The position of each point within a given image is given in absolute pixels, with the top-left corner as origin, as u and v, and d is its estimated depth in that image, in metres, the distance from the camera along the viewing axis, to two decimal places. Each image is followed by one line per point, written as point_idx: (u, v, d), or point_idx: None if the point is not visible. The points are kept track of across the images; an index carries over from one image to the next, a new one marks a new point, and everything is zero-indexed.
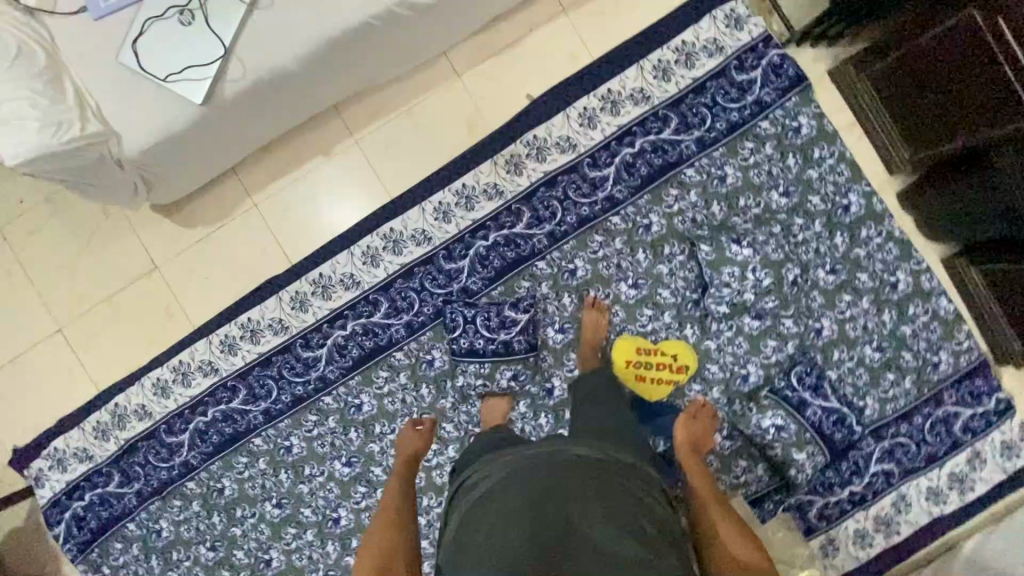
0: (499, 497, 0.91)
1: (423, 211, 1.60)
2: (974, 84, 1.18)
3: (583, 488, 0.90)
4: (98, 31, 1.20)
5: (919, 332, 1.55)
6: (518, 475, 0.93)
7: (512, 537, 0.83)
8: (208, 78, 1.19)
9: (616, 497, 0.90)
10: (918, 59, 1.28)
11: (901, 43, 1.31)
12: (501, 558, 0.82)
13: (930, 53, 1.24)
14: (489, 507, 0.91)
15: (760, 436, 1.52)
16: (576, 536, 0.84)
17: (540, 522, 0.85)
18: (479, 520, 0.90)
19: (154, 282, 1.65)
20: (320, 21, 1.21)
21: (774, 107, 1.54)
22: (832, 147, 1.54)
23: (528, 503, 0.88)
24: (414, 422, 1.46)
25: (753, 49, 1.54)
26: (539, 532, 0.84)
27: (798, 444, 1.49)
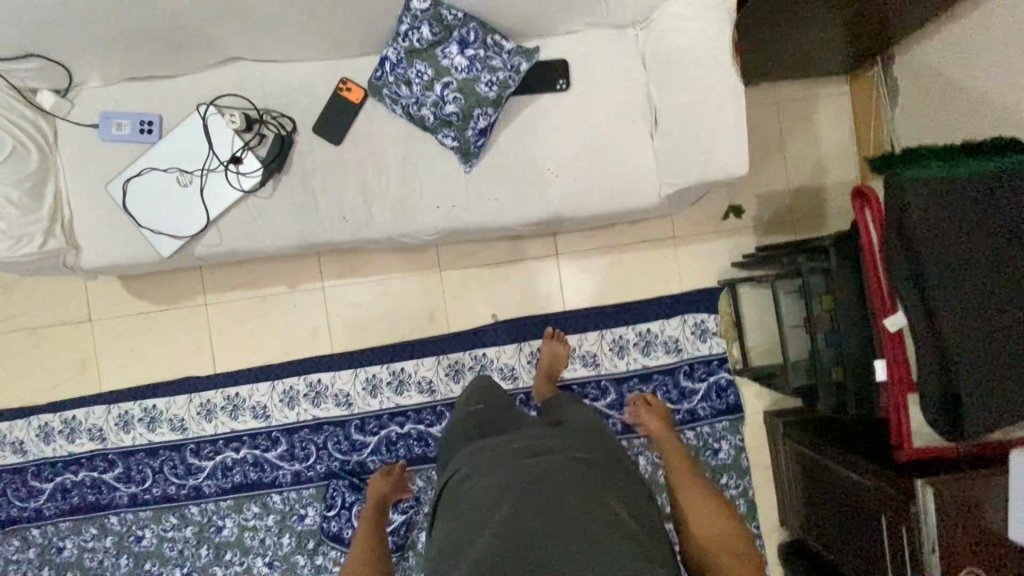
0: (482, 488, 0.91)
1: (355, 377, 1.63)
2: (865, 547, 1.21)
3: (547, 477, 0.89)
4: (99, 153, 1.23)
5: None
6: (499, 469, 0.92)
7: (483, 539, 0.83)
8: (183, 241, 1.22)
9: (585, 484, 0.89)
10: (831, 480, 1.32)
11: (822, 454, 1.34)
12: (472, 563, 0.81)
13: (842, 488, 1.28)
14: (472, 502, 0.90)
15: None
16: (550, 522, 0.83)
17: (517, 516, 0.84)
18: (456, 522, 0.91)
19: (83, 332, 1.66)
20: (306, 227, 1.25)
21: (703, 422, 1.61)
22: (738, 480, 1.61)
23: (506, 496, 0.87)
24: (387, 471, 1.41)
25: (707, 362, 1.62)
26: (516, 526, 0.83)
27: None
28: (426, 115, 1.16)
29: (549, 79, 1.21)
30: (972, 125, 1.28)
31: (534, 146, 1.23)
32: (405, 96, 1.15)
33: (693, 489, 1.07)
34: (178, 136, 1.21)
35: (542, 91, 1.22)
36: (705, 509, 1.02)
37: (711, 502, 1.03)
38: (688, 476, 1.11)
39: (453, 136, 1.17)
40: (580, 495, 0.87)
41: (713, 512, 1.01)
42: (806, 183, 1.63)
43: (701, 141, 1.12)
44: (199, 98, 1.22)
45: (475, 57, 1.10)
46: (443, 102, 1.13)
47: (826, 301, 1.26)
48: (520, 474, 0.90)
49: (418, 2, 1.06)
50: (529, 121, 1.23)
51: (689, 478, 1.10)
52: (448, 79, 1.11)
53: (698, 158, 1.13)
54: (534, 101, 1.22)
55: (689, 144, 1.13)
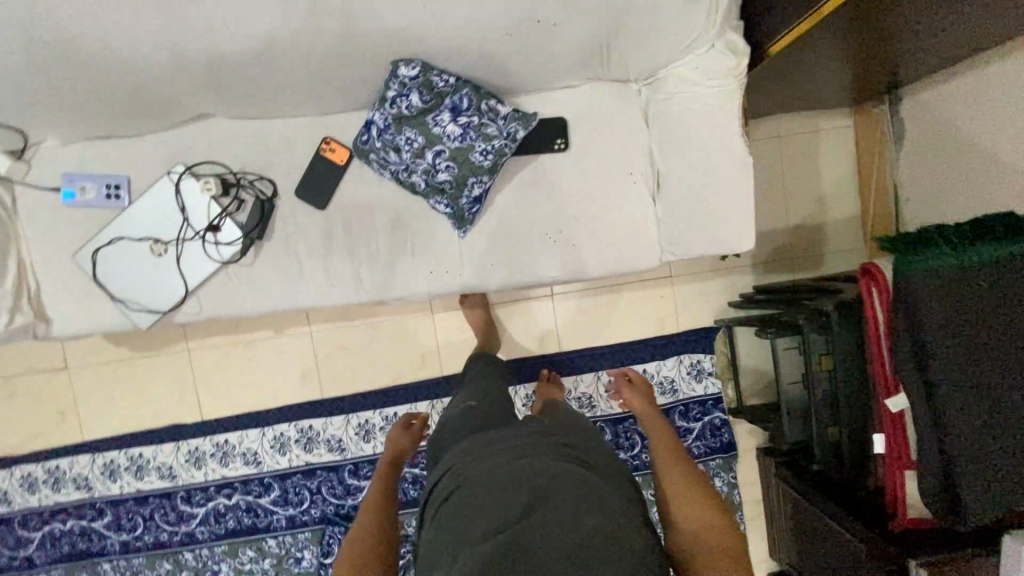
0: (468, 495, 0.76)
1: (346, 423, 1.60)
2: None
3: (548, 474, 0.75)
4: (64, 220, 1.14)
5: None
6: (486, 467, 0.78)
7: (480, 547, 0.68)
8: (161, 313, 1.16)
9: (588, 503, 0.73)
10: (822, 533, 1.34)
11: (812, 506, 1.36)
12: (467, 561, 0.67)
13: (832, 543, 1.30)
14: (456, 510, 0.75)
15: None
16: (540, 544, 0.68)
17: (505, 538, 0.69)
18: (448, 518, 0.75)
19: (61, 380, 1.60)
20: (290, 294, 1.18)
21: (698, 461, 1.62)
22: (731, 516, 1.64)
23: (494, 498, 0.73)
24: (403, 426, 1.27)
25: (702, 402, 1.61)
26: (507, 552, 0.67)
27: None
28: (417, 182, 1.09)
29: (547, 139, 1.14)
30: (976, 180, 1.25)
31: (531, 209, 1.17)
32: (393, 162, 1.08)
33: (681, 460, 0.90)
34: (149, 202, 1.12)
35: (539, 151, 1.15)
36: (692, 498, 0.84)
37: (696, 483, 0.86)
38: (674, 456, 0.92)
39: (446, 203, 1.11)
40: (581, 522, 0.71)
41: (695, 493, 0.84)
42: (806, 219, 1.59)
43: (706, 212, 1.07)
44: (169, 159, 1.13)
45: (469, 124, 1.03)
46: (435, 169, 1.06)
47: (822, 361, 1.25)
48: (510, 476, 0.76)
49: (405, 69, 0.97)
50: (524, 183, 1.16)
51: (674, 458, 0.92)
52: (440, 147, 1.04)
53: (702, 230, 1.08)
54: (531, 162, 1.16)
55: (693, 215, 1.09)
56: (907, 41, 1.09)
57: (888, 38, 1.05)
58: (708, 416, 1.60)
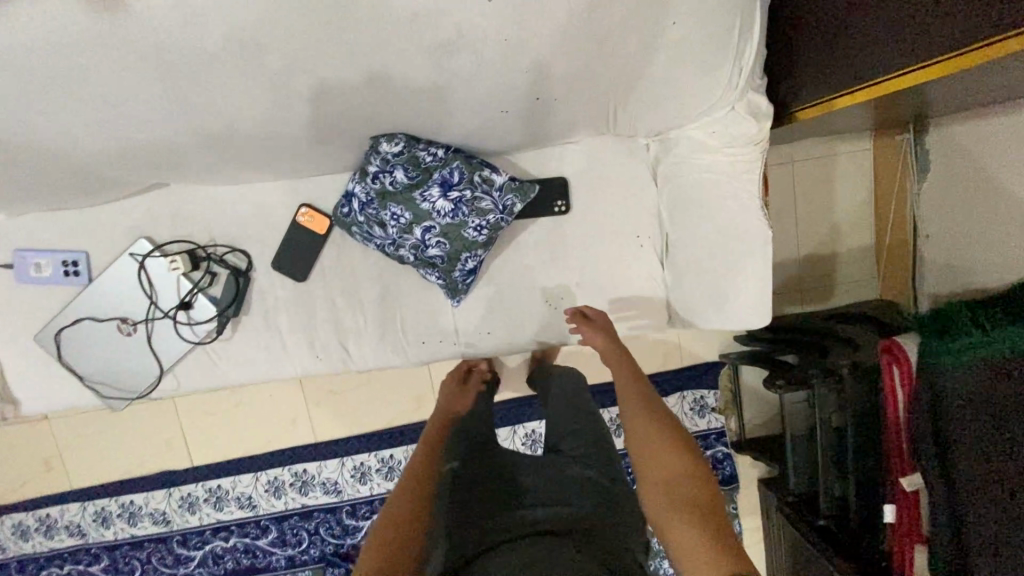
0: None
1: (342, 466, 1.56)
2: None
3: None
4: (21, 298, 1.04)
5: None
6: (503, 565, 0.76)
7: None
8: (136, 392, 1.08)
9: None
10: None
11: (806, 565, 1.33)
12: None
13: None
14: None
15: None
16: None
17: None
18: None
19: (43, 430, 1.54)
20: (273, 368, 1.10)
21: None
22: None
23: None
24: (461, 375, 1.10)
25: (704, 436, 1.58)
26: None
27: None
28: (405, 256, 1.00)
29: (547, 201, 1.04)
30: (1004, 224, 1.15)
31: (530, 275, 1.08)
32: (378, 236, 0.98)
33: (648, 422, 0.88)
34: (112, 279, 1.02)
35: (538, 213, 1.05)
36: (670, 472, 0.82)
37: (670, 451, 0.84)
38: (645, 420, 0.89)
39: (438, 277, 1.02)
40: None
41: (672, 458, 0.83)
42: (817, 250, 1.51)
43: (720, 286, 0.98)
44: (129, 231, 1.02)
45: (460, 199, 0.93)
46: (424, 245, 0.97)
47: (832, 422, 1.19)
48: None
49: (388, 145, 0.88)
50: (522, 246, 1.07)
51: (643, 420, 0.89)
52: (429, 224, 0.94)
53: (717, 305, 1.00)
54: (530, 225, 1.06)
55: (705, 287, 1.00)
56: (944, 89, 0.98)
57: (926, 89, 0.94)
58: (711, 451, 1.57)
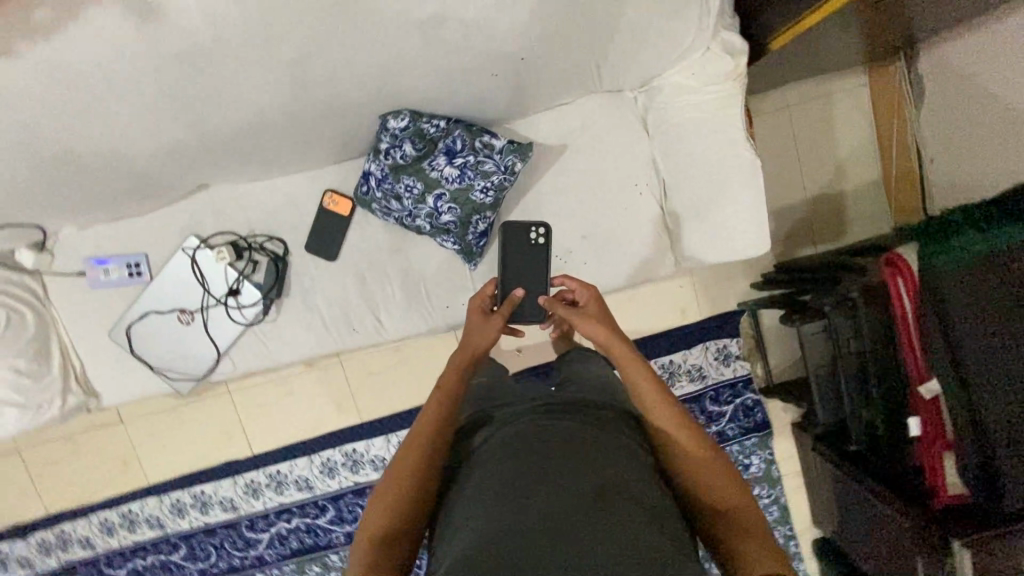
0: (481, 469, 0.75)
1: (388, 442, 1.66)
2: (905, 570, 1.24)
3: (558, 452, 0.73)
4: (94, 301, 1.18)
5: None
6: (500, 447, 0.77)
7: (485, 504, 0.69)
8: (200, 376, 1.20)
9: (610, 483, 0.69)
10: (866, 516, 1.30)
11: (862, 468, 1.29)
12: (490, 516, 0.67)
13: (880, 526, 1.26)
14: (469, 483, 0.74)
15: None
16: (561, 517, 0.64)
17: (513, 498, 0.68)
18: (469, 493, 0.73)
19: (119, 433, 1.70)
20: (313, 342, 1.20)
21: (733, 442, 1.63)
22: (773, 490, 1.67)
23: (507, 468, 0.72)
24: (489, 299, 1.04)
25: (733, 385, 1.60)
26: (512, 510, 0.66)
27: None
28: (422, 225, 1.09)
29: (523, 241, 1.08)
30: (996, 126, 1.18)
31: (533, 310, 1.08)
32: (396, 209, 1.08)
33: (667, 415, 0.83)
34: (170, 275, 1.16)
35: (525, 253, 1.09)
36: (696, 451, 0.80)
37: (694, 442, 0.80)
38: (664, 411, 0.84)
39: (454, 241, 1.10)
40: (596, 502, 0.66)
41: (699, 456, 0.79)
42: (823, 191, 1.54)
43: (720, 215, 1.05)
44: (181, 232, 1.16)
45: (465, 164, 1.02)
46: (437, 212, 1.06)
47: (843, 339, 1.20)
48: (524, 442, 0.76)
49: (394, 121, 0.98)
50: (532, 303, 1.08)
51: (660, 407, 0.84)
52: (439, 190, 1.04)
53: (718, 236, 1.05)
54: (532, 266, 1.08)
55: (706, 219, 1.06)
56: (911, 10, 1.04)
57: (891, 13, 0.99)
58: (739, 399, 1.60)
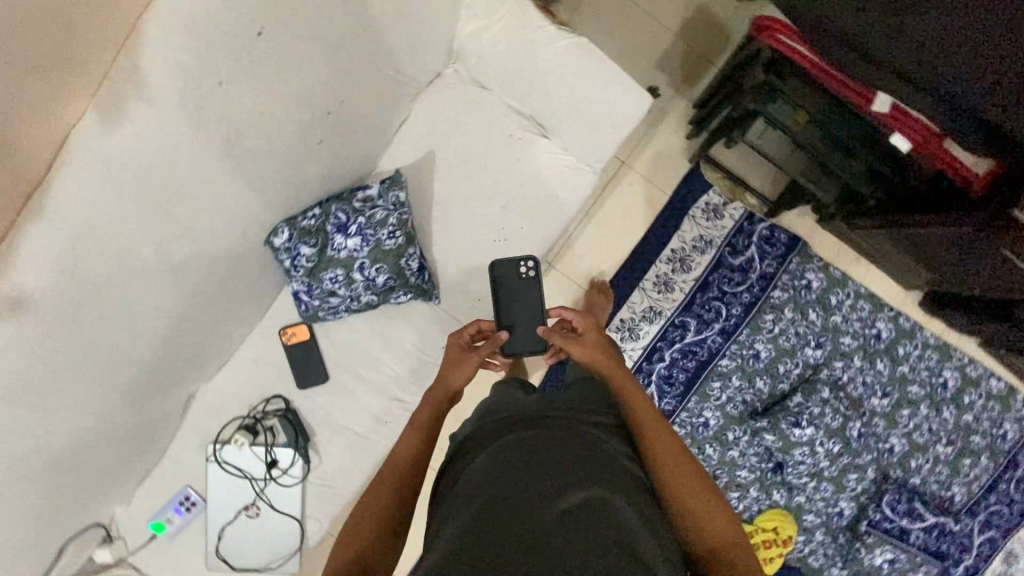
0: (488, 468, 0.87)
1: None
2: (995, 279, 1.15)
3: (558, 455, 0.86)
4: (174, 553, 1.22)
5: (981, 414, 1.67)
6: (502, 452, 0.88)
7: (490, 498, 0.80)
8: (295, 552, 1.22)
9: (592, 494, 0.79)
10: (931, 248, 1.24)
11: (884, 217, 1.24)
12: (496, 509, 0.78)
13: (944, 250, 1.19)
14: (480, 476, 0.86)
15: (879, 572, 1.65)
16: (551, 530, 0.73)
17: (510, 507, 0.77)
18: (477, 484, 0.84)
19: None
20: (365, 456, 1.22)
21: (780, 275, 1.60)
22: (846, 289, 1.62)
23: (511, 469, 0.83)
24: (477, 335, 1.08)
25: (740, 229, 1.58)
26: (510, 502, 0.78)
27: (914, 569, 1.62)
28: (369, 299, 1.10)
29: (513, 277, 1.13)
30: None
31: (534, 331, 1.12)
32: (339, 302, 1.10)
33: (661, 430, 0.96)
34: (215, 487, 1.19)
35: (515, 287, 1.13)
36: (689, 484, 0.89)
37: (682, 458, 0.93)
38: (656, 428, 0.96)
39: (405, 293, 1.11)
40: (573, 518, 0.76)
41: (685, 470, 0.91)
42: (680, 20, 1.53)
43: (594, 100, 1.06)
44: (198, 447, 1.19)
45: (362, 226, 1.04)
46: (373, 280, 1.08)
47: (798, 116, 1.18)
48: (530, 447, 0.88)
49: (278, 238, 1.00)
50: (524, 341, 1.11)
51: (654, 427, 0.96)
52: (360, 262, 1.06)
53: (608, 119, 1.06)
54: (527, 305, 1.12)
55: (587, 112, 1.07)
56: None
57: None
58: (755, 235, 1.58)
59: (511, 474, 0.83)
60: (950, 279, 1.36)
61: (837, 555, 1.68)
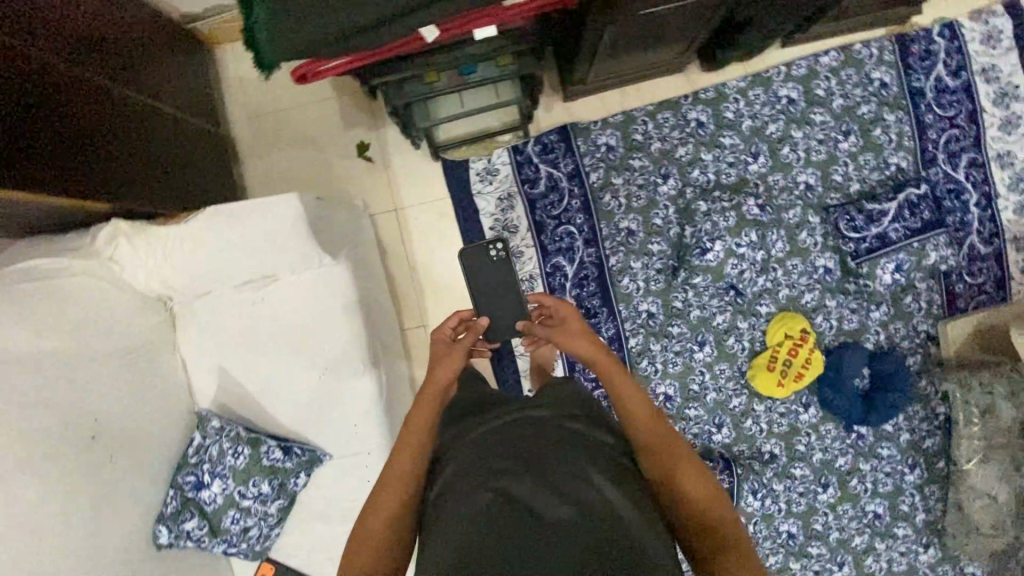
0: (474, 466, 0.87)
1: None
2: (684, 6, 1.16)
3: (548, 453, 0.86)
4: None
5: (846, 88, 1.56)
6: (490, 453, 0.88)
7: (483, 500, 0.80)
8: None
9: (570, 485, 0.81)
10: (628, 33, 1.25)
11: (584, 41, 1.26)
12: (489, 511, 0.78)
13: (631, 26, 1.21)
14: (469, 474, 0.86)
15: (900, 284, 1.53)
16: (530, 527, 0.75)
17: (488, 506, 0.79)
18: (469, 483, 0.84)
19: None
20: None
21: (580, 163, 1.59)
22: (639, 119, 1.58)
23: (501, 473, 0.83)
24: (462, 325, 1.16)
25: (520, 164, 1.61)
26: (502, 507, 0.79)
27: (923, 255, 1.49)
28: (274, 508, 1.20)
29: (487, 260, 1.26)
30: None
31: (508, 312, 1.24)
32: (257, 530, 1.20)
33: (652, 426, 0.95)
34: None
35: (490, 270, 1.26)
36: (689, 482, 0.88)
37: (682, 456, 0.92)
38: (652, 426, 0.95)
39: (293, 481, 1.21)
40: (571, 519, 0.76)
41: (683, 466, 0.90)
42: (328, 84, 1.61)
43: (267, 233, 1.13)
44: None
45: (213, 471, 1.17)
46: (259, 495, 1.18)
47: (429, 78, 1.24)
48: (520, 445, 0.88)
49: (161, 536, 1.11)
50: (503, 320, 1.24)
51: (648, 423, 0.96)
52: (237, 494, 1.18)
53: (289, 234, 1.13)
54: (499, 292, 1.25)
55: (273, 244, 1.14)
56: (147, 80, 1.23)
57: (151, 111, 1.21)
58: (533, 157, 1.59)
59: (503, 476, 0.83)
60: (697, 25, 1.30)
61: (857, 301, 1.58)
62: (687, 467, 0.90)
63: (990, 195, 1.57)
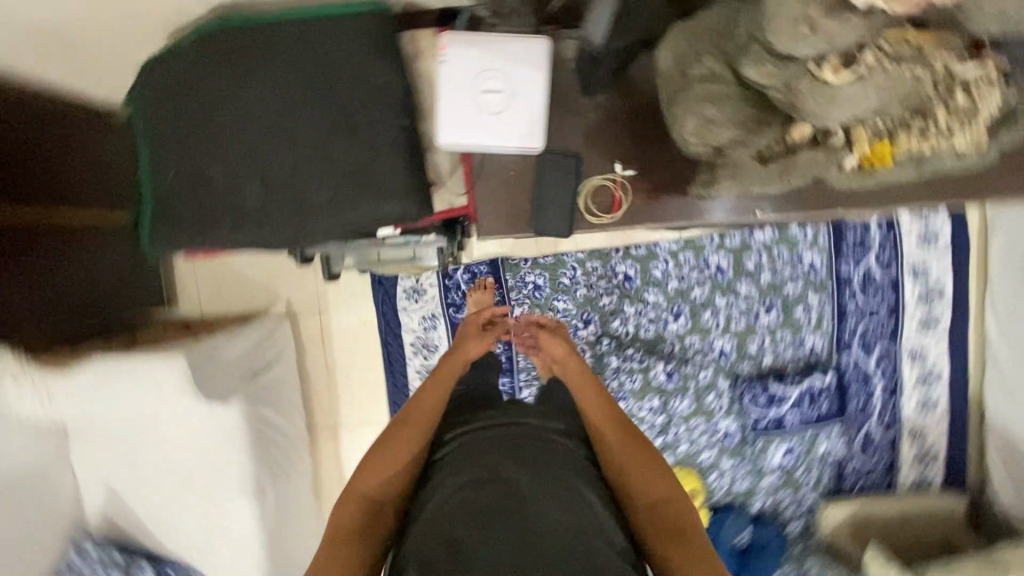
0: (468, 461, 0.90)
1: None
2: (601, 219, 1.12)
3: (542, 459, 0.90)
4: None
5: (776, 267, 1.57)
6: (488, 448, 0.92)
7: (481, 496, 0.83)
8: None
9: (559, 499, 0.84)
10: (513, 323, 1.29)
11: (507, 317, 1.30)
12: (485, 508, 0.82)
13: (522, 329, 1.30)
14: (467, 465, 0.89)
15: (787, 468, 1.62)
16: (544, 542, 0.78)
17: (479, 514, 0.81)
18: (467, 473, 0.87)
19: None
20: None
21: (506, 297, 1.59)
22: (569, 264, 1.59)
23: (495, 469, 0.87)
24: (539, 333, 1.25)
25: (447, 289, 1.59)
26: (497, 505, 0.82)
27: (810, 444, 1.59)
28: None
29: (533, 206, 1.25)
30: None
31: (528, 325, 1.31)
32: None
33: (636, 442, 0.98)
34: None
35: None
36: (662, 491, 0.92)
37: (663, 469, 0.96)
38: (634, 437, 0.99)
39: None
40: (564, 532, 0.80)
41: (659, 479, 0.94)
42: None
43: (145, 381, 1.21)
44: None
45: None
46: None
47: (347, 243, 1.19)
48: (513, 445, 0.92)
49: None
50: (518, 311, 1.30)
51: (632, 436, 0.99)
52: None
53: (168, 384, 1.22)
54: None
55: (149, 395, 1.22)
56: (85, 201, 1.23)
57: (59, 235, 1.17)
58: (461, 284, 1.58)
59: (493, 473, 0.86)
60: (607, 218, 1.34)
61: (752, 467, 1.63)
62: (666, 481, 0.94)
63: (896, 386, 1.60)
